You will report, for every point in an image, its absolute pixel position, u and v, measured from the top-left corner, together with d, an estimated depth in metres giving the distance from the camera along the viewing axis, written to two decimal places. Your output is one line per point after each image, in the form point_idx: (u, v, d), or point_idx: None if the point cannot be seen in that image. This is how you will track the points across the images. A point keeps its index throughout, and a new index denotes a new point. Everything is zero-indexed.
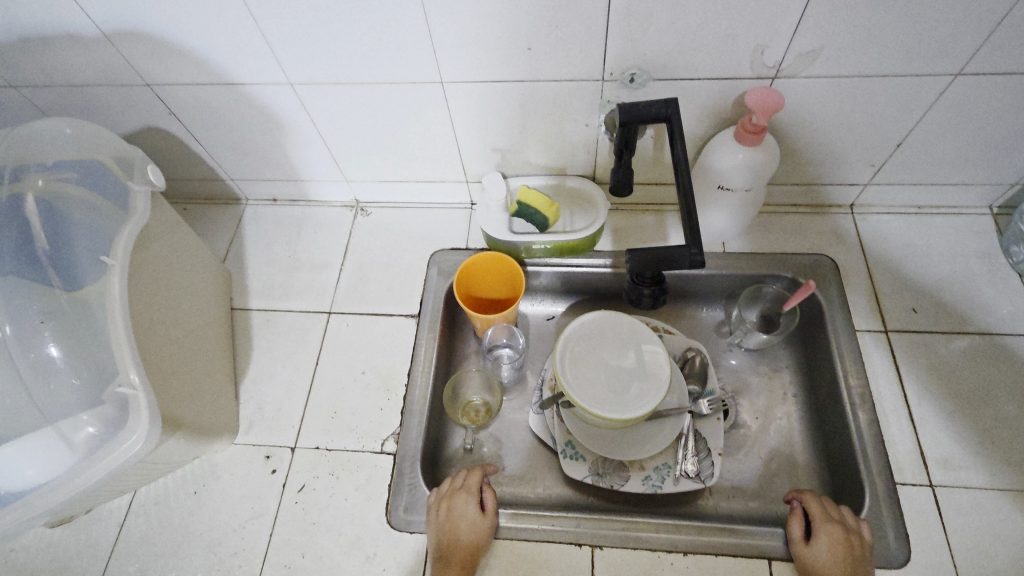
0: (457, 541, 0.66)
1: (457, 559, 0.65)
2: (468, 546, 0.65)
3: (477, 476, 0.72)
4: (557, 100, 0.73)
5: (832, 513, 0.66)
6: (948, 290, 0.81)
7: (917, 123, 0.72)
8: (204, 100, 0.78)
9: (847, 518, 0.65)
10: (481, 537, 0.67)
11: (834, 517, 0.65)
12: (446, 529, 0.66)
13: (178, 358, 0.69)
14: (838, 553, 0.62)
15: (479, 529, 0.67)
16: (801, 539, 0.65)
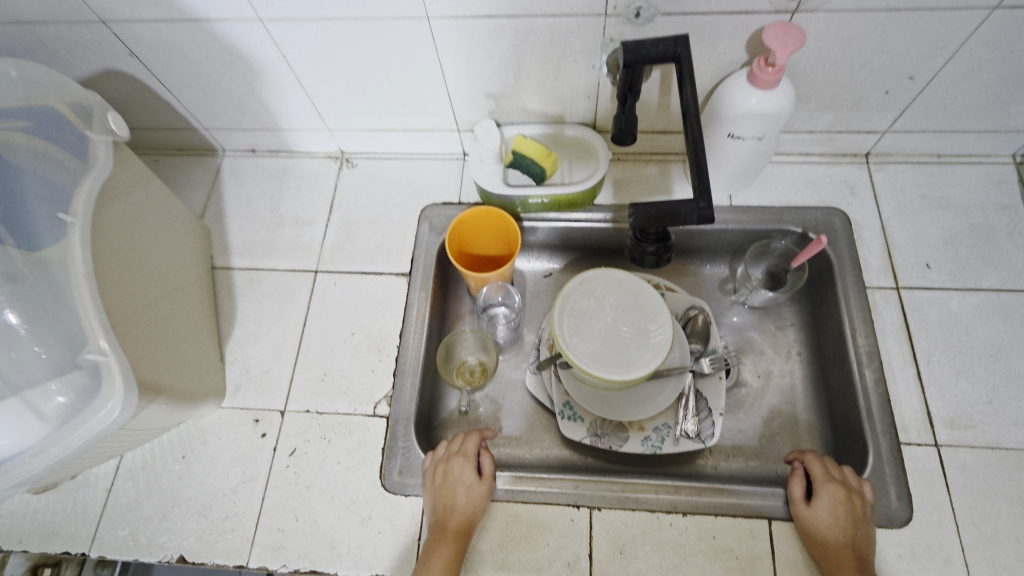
0: (456, 505, 0.64)
1: (456, 523, 0.64)
2: (468, 511, 0.64)
3: (476, 441, 0.70)
4: (555, 38, 0.66)
5: (832, 475, 0.64)
6: (964, 244, 0.77)
7: (946, 63, 0.66)
8: (167, 40, 0.71)
9: (849, 480, 0.64)
10: (481, 500, 0.66)
11: (836, 477, 0.64)
12: (445, 493, 0.65)
13: (153, 322, 0.65)
14: (837, 514, 0.61)
15: (479, 493, 0.66)
16: (802, 501, 0.64)
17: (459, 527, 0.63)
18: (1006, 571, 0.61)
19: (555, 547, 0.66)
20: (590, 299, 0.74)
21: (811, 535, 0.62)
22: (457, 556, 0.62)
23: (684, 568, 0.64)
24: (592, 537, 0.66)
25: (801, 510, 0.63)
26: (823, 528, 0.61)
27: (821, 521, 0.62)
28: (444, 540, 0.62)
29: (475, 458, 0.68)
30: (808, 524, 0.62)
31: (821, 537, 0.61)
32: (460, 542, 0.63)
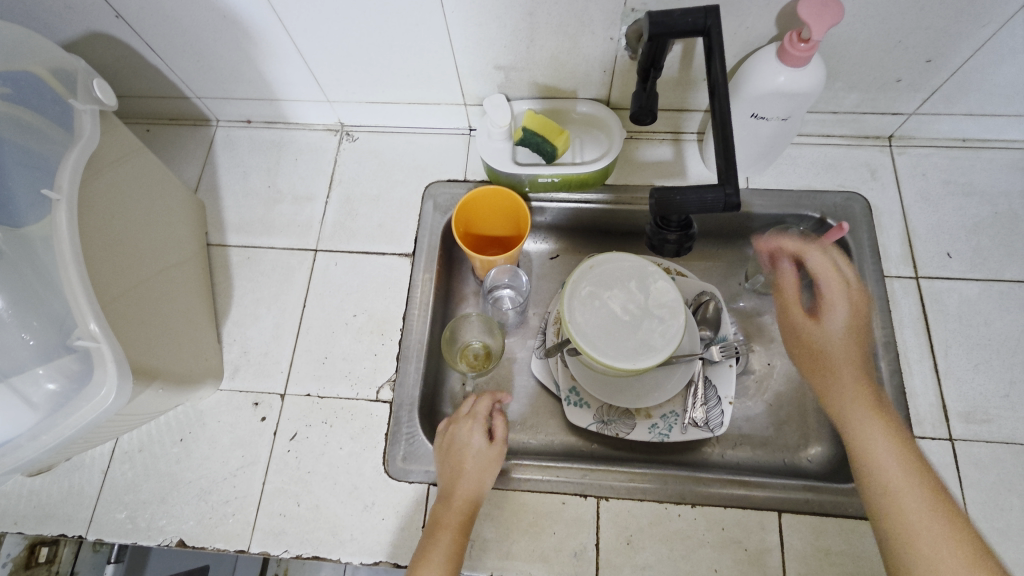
0: (462, 479, 0.62)
1: (461, 496, 0.62)
2: (474, 484, 0.63)
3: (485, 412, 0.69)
4: (572, 7, 0.62)
5: (829, 269, 0.67)
6: (987, 233, 0.75)
7: (986, 41, 0.62)
8: (156, 1, 0.66)
9: (854, 280, 0.67)
10: (486, 472, 0.64)
11: (874, 391, 0.58)
12: (452, 467, 0.64)
13: (147, 302, 0.63)
14: (857, 371, 0.60)
15: (484, 463, 0.64)
16: (810, 319, 0.65)
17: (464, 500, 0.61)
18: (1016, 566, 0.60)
19: (561, 537, 0.65)
20: (602, 280, 0.72)
21: (852, 438, 0.55)
22: (463, 532, 0.60)
23: (692, 559, 0.63)
24: (599, 527, 0.65)
25: (846, 426, 0.56)
26: (860, 417, 0.55)
27: (867, 428, 0.55)
28: (449, 514, 0.60)
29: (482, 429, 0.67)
30: (852, 437, 0.55)
31: (858, 438, 0.55)
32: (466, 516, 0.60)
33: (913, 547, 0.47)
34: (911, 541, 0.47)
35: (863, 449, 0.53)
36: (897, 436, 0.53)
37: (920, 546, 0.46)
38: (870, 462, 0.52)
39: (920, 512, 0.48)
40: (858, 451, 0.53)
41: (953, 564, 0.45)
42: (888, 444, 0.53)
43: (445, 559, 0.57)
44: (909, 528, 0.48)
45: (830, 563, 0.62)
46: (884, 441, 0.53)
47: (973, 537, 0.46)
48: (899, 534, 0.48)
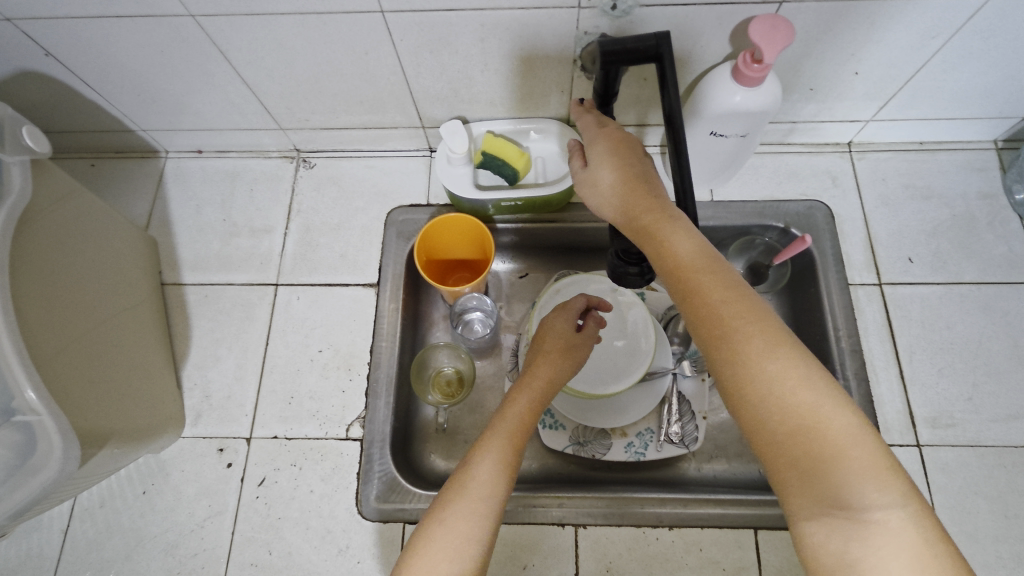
0: (509, 418, 0.55)
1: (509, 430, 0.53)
2: (522, 422, 0.55)
3: (554, 335, 0.62)
4: (525, 31, 0.61)
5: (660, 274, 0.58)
6: (946, 236, 0.76)
7: (937, 52, 0.63)
8: (88, 37, 0.63)
9: None
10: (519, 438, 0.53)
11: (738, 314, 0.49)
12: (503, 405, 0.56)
13: (93, 359, 0.60)
14: None
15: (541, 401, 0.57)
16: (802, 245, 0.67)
17: (510, 439, 0.53)
18: (984, 569, 0.61)
19: (541, 568, 0.64)
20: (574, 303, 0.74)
21: (737, 341, 0.40)
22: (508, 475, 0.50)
23: None
24: (577, 556, 0.65)
25: (734, 346, 0.40)
26: (755, 338, 0.39)
27: (749, 337, 0.40)
28: (490, 446, 0.52)
29: (547, 356, 0.60)
30: (744, 360, 0.39)
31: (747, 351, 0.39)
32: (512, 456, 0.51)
33: (854, 512, 0.35)
34: (831, 498, 0.35)
35: (767, 388, 0.38)
36: (773, 341, 0.39)
37: (855, 526, 0.34)
38: (778, 437, 0.37)
39: (834, 439, 0.36)
40: (754, 350, 0.39)
41: (890, 530, 0.34)
42: (780, 357, 0.39)
43: (480, 495, 0.48)
44: (833, 445, 0.36)
45: None
46: (769, 354, 0.39)
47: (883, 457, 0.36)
48: (819, 498, 0.35)
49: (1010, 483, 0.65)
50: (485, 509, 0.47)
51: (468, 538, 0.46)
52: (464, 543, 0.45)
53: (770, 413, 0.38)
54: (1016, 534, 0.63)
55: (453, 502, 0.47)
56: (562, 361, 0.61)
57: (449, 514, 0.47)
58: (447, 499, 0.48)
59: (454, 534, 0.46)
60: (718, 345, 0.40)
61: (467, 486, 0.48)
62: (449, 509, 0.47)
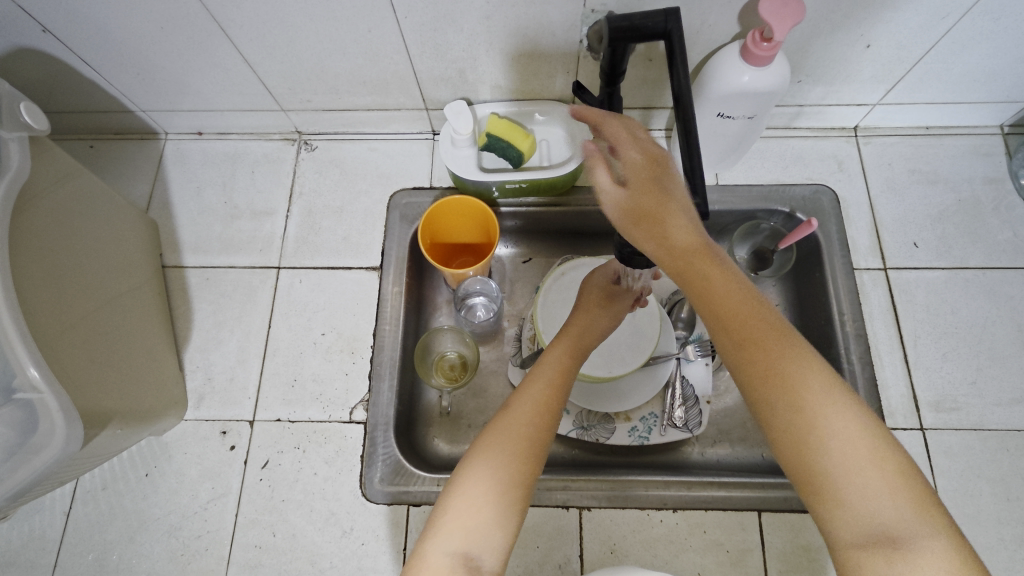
0: (551, 363, 0.55)
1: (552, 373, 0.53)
2: (563, 367, 0.54)
3: (588, 291, 0.63)
4: (531, 9, 0.60)
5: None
6: (951, 221, 0.76)
7: (946, 33, 0.62)
8: (87, 13, 0.62)
9: None
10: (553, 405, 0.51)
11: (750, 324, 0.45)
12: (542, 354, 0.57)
13: (94, 339, 0.60)
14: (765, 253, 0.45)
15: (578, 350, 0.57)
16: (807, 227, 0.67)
17: (552, 383, 0.52)
18: (987, 551, 0.62)
19: (545, 550, 0.64)
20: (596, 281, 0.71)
21: (783, 367, 0.37)
22: (550, 415, 0.50)
23: (675, 563, 0.63)
24: (582, 538, 0.65)
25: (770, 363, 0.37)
26: (797, 359, 0.37)
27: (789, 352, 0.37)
28: (531, 387, 0.52)
29: (584, 309, 0.61)
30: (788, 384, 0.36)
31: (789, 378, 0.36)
32: (554, 397, 0.51)
33: (892, 536, 0.33)
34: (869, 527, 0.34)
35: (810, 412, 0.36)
36: (814, 364, 0.37)
37: (894, 549, 0.33)
38: (813, 444, 0.35)
39: (885, 490, 0.34)
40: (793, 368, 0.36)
41: (938, 568, 0.32)
42: (829, 392, 0.36)
43: (523, 431, 0.48)
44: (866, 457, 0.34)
45: (810, 559, 0.63)
46: (818, 386, 0.36)
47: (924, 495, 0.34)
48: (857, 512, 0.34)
49: (1013, 466, 0.65)
50: (528, 444, 0.47)
51: (512, 471, 0.45)
52: (507, 475, 0.45)
53: (825, 447, 0.35)
54: (1018, 517, 0.63)
55: (494, 438, 0.47)
56: (598, 312, 0.60)
57: (489, 447, 0.46)
58: (489, 434, 0.48)
59: (497, 466, 0.45)
60: (756, 372, 0.37)
61: (509, 423, 0.48)
62: (491, 443, 0.47)
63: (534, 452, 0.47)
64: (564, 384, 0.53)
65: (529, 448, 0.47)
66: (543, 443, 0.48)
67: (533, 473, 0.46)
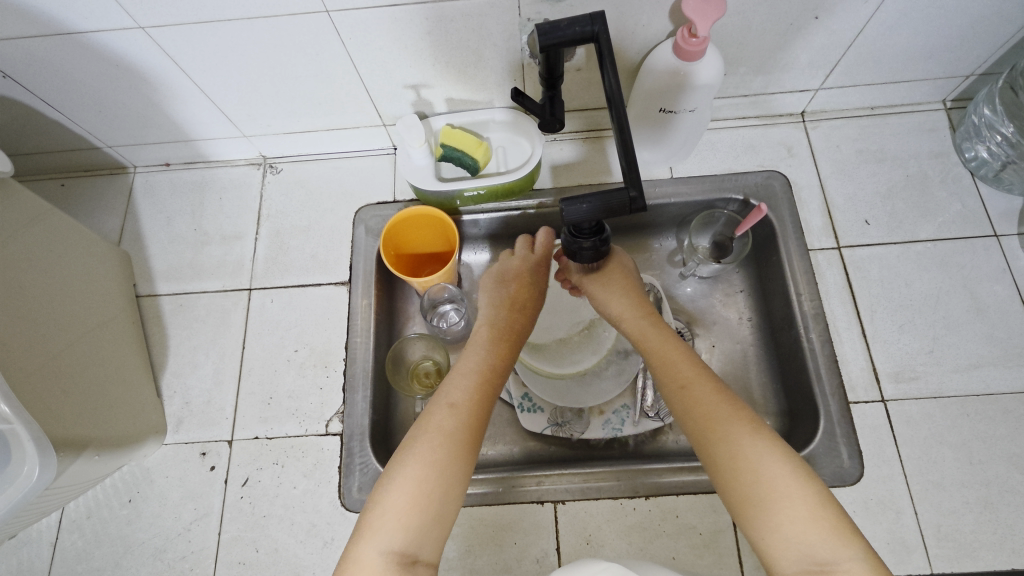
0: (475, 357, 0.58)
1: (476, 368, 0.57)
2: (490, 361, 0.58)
3: (529, 289, 0.67)
4: (469, 22, 0.62)
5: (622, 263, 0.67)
6: (900, 197, 0.78)
7: (871, 17, 0.65)
8: (44, 57, 0.64)
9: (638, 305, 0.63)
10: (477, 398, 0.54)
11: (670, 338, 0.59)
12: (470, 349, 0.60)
13: (68, 370, 0.61)
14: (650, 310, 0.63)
15: (508, 341, 0.61)
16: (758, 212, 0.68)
17: (480, 375, 0.56)
18: (952, 514, 0.64)
19: (523, 546, 0.66)
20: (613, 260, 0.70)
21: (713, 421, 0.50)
22: (477, 409, 0.54)
23: (650, 549, 0.65)
24: (558, 531, 0.66)
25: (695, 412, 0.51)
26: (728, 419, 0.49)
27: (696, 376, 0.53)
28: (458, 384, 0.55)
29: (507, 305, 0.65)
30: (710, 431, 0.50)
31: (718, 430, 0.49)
32: (480, 390, 0.55)
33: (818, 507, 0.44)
34: (807, 561, 0.43)
35: (752, 480, 0.46)
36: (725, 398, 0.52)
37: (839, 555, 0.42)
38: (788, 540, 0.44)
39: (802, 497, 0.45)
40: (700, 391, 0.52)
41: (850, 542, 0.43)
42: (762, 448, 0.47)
43: (450, 429, 0.51)
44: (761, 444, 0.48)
45: None
46: (757, 444, 0.47)
47: (829, 502, 0.45)
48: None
49: (973, 430, 0.67)
50: (456, 440, 0.50)
51: (441, 470, 0.49)
52: (436, 472, 0.49)
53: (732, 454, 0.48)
54: (980, 479, 0.65)
55: (425, 438, 0.50)
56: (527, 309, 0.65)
57: (419, 446, 0.50)
58: (417, 436, 0.51)
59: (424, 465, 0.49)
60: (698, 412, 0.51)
61: (434, 422, 0.51)
62: (419, 443, 0.50)
63: (461, 450, 0.50)
64: (493, 377, 0.57)
65: (456, 445, 0.50)
66: (474, 438, 0.52)
67: (465, 466, 0.50)
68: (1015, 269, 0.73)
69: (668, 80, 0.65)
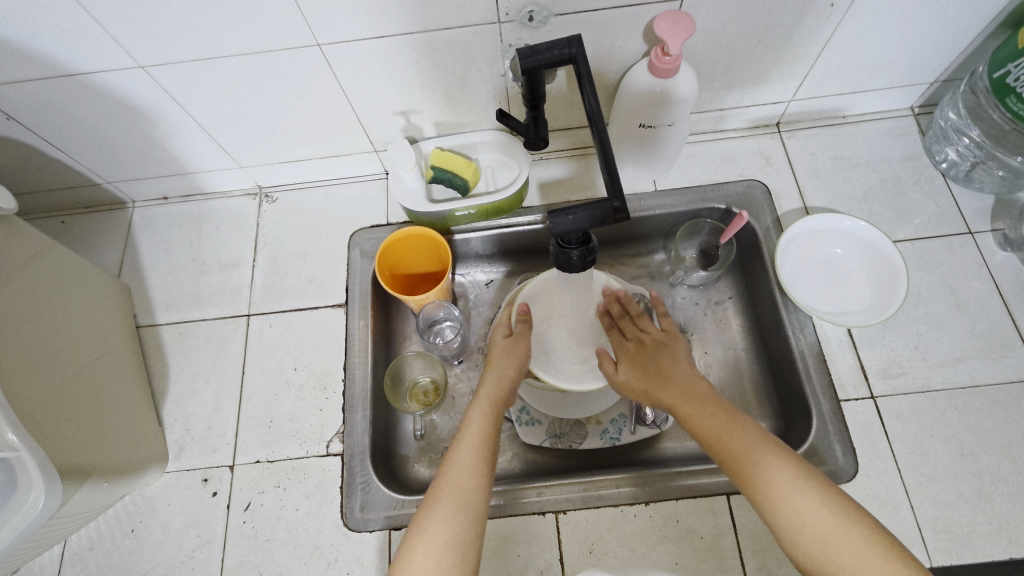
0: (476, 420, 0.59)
1: (477, 435, 0.57)
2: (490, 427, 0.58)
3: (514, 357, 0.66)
4: (454, 50, 0.65)
5: (812, 272, 0.76)
6: (875, 199, 0.81)
7: (834, 31, 0.68)
8: (46, 98, 0.67)
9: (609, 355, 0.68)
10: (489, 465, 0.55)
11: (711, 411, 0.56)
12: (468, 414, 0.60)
13: (73, 400, 0.62)
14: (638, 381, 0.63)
15: (503, 399, 0.62)
16: (740, 218, 0.71)
17: (481, 443, 0.56)
18: (948, 506, 0.64)
19: (526, 558, 0.66)
20: (839, 216, 0.76)
21: (767, 493, 0.50)
22: (484, 484, 0.54)
23: (653, 555, 0.65)
24: (560, 541, 0.66)
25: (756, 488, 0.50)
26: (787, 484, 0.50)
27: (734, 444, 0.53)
28: (460, 450, 0.56)
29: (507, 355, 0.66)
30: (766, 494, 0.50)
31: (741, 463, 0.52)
32: (484, 459, 0.55)
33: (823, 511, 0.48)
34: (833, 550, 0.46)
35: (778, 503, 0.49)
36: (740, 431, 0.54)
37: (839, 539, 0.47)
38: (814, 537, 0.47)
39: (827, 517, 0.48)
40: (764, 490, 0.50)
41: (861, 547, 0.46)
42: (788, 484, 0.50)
43: (463, 498, 0.52)
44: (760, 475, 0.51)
45: None
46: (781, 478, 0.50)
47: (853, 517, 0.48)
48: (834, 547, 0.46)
49: (962, 422, 0.68)
50: (462, 514, 0.51)
51: (451, 542, 0.50)
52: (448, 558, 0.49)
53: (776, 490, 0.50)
54: (973, 470, 0.66)
55: (432, 522, 0.51)
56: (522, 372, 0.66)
57: (428, 529, 0.50)
58: (422, 520, 0.51)
59: (442, 544, 0.50)
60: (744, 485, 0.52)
61: (448, 496, 0.52)
62: (429, 526, 0.50)
63: (472, 512, 0.52)
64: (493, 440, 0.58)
65: (468, 519, 0.51)
66: (481, 514, 0.52)
67: (475, 543, 0.51)
68: (991, 264, 0.76)
69: (645, 98, 0.68)
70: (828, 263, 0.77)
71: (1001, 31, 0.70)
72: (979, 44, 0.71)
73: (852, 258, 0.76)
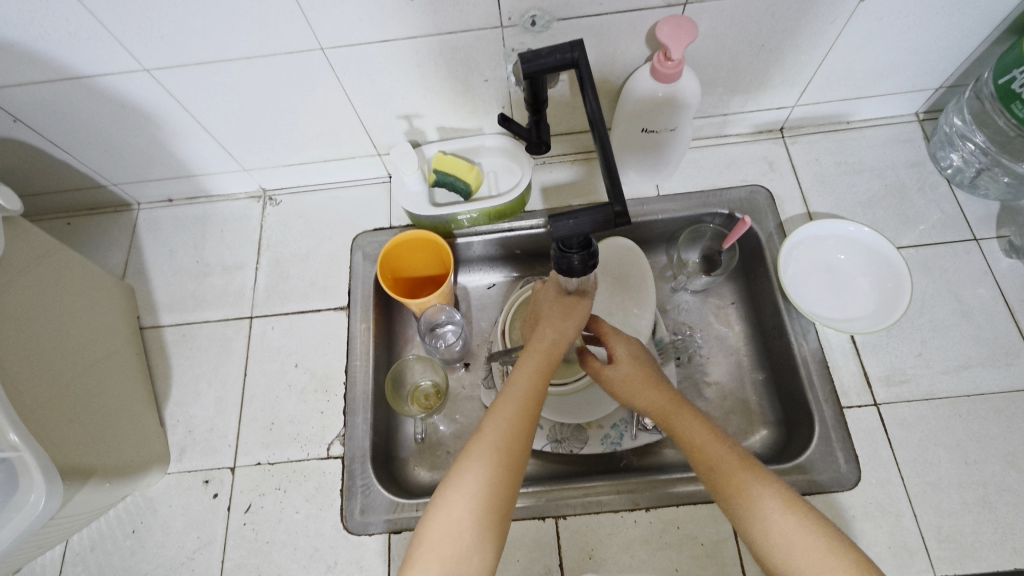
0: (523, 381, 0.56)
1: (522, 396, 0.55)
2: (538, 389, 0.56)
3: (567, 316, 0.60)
4: (457, 55, 0.65)
5: (816, 277, 0.76)
6: (880, 205, 0.81)
7: (838, 36, 0.68)
8: (53, 101, 0.67)
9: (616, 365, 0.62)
10: (529, 427, 0.53)
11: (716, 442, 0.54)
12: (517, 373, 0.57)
13: (76, 401, 0.63)
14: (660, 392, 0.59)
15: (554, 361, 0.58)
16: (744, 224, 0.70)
17: (525, 405, 0.54)
18: (952, 515, 0.64)
19: (526, 563, 0.66)
20: (844, 222, 0.76)
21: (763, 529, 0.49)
22: (522, 448, 0.52)
23: (654, 562, 0.65)
24: (560, 547, 0.66)
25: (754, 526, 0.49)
26: (769, 506, 0.49)
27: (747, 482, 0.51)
28: (503, 409, 0.54)
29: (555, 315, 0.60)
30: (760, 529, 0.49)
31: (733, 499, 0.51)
32: (527, 422, 0.54)
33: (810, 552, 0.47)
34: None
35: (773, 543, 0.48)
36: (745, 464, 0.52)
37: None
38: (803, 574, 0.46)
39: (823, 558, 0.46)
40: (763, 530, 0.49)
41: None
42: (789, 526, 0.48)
43: (499, 459, 0.51)
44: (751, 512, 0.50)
45: None
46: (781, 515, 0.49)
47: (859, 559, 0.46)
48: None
49: (967, 430, 0.67)
50: (497, 473, 0.50)
51: (480, 504, 0.49)
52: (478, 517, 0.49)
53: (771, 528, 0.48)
54: (977, 479, 0.65)
55: (467, 478, 0.50)
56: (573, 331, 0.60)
57: (459, 487, 0.50)
58: (457, 476, 0.50)
59: (476, 503, 0.49)
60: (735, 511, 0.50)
61: (479, 456, 0.51)
62: (461, 482, 0.50)
63: (508, 474, 0.51)
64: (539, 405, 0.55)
65: (502, 480, 0.50)
66: (516, 477, 0.51)
67: (506, 506, 0.50)
68: (997, 271, 0.75)
69: (648, 102, 0.68)
70: (832, 268, 0.76)
71: (1006, 38, 0.69)
72: (984, 49, 0.71)
73: (857, 263, 0.76)
